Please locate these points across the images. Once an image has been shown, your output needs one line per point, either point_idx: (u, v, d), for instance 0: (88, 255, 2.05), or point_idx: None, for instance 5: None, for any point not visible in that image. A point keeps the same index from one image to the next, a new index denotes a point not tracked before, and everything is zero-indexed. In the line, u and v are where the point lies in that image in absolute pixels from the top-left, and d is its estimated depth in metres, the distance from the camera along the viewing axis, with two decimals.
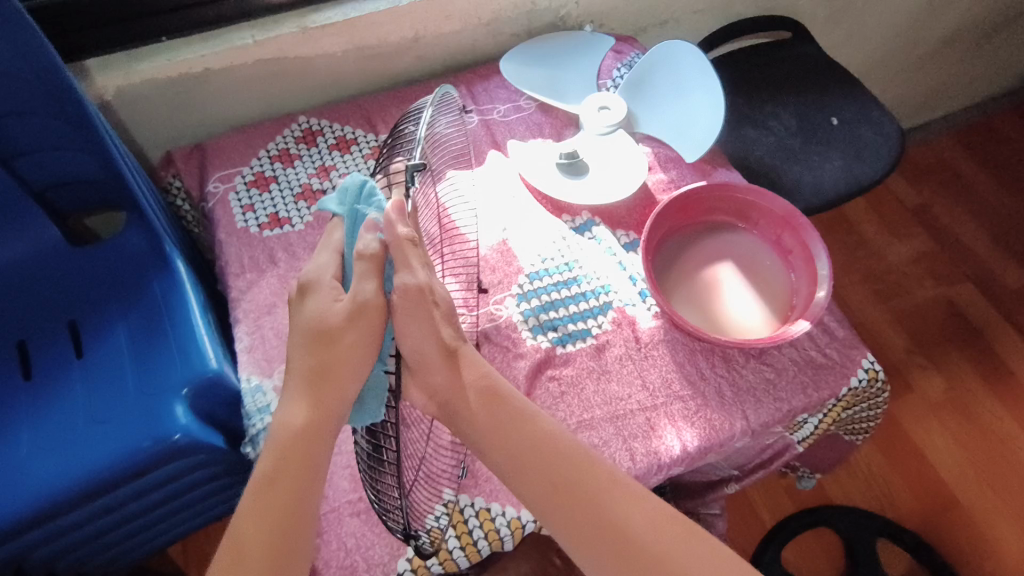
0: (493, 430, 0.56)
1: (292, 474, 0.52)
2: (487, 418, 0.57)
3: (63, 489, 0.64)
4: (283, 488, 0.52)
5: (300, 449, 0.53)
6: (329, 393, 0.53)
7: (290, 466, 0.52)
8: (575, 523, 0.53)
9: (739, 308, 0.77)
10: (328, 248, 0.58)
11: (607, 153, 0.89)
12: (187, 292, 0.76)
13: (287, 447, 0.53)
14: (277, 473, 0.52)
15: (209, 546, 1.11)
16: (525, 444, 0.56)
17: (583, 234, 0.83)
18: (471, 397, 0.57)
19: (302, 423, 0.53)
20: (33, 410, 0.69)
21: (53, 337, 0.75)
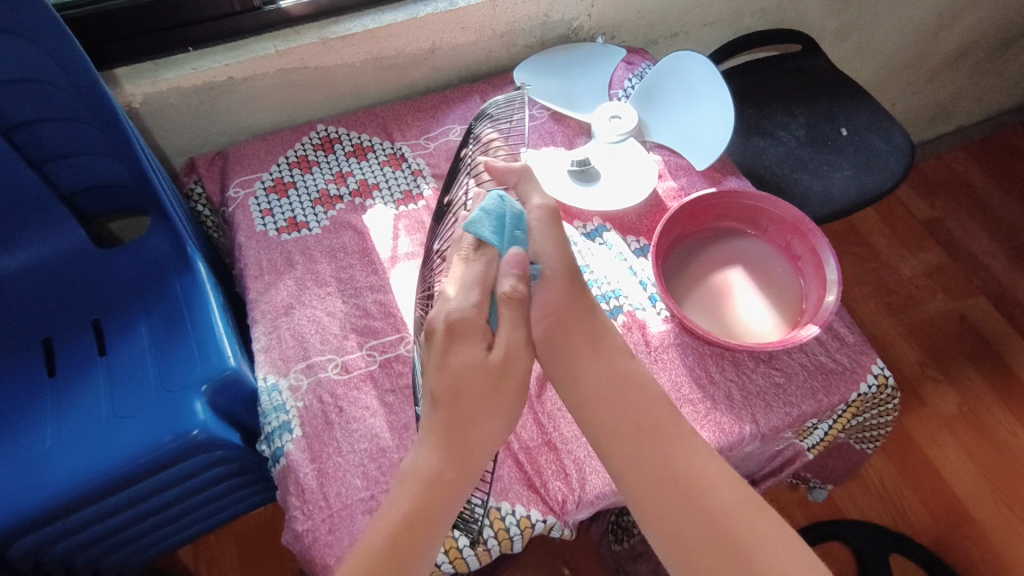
0: (582, 367, 0.64)
1: (432, 497, 0.56)
2: (580, 351, 0.64)
3: (85, 481, 0.66)
4: (421, 513, 0.56)
5: (439, 489, 0.57)
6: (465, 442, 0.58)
7: (422, 503, 0.56)
8: (646, 465, 0.59)
9: (749, 312, 0.78)
10: (472, 287, 0.59)
11: (618, 160, 0.90)
12: (207, 293, 0.78)
13: (426, 484, 0.57)
14: (415, 496, 0.56)
15: (220, 549, 1.12)
16: (608, 391, 0.62)
17: (593, 239, 0.85)
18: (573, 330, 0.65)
19: (431, 471, 0.57)
20: (56, 406, 0.71)
21: (77, 335, 0.77)
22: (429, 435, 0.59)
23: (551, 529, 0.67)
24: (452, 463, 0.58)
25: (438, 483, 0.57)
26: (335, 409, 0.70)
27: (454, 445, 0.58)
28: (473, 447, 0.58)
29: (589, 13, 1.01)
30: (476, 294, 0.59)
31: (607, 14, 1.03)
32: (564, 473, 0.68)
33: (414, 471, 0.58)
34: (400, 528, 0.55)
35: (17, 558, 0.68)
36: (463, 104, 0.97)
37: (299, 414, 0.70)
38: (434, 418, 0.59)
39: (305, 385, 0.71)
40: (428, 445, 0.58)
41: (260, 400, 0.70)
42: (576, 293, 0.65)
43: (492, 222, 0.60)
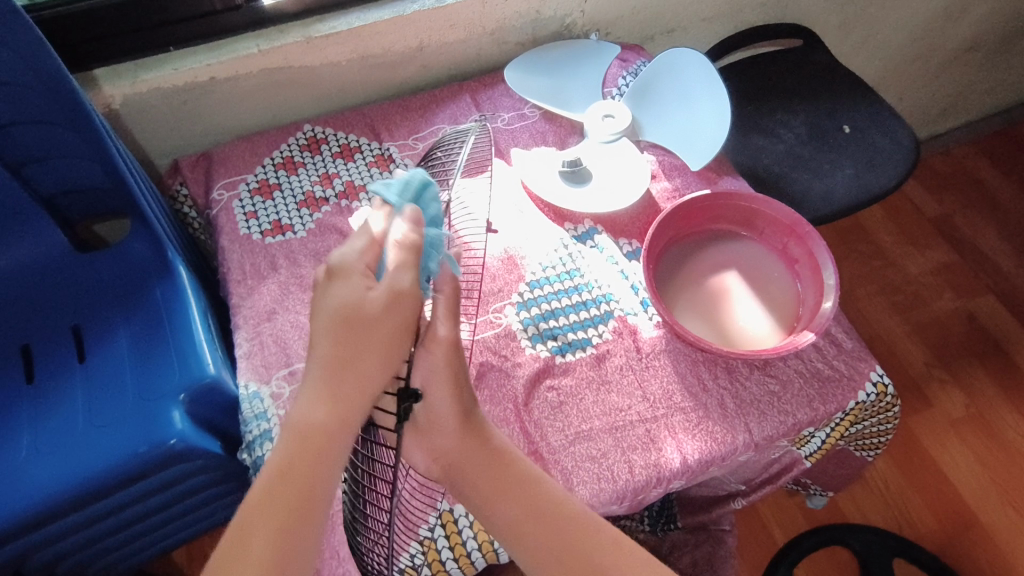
0: (495, 497, 0.56)
1: (312, 456, 0.48)
2: (489, 480, 0.57)
3: (60, 492, 0.64)
4: (295, 485, 0.48)
5: (319, 450, 0.48)
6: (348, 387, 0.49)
7: (303, 461, 0.48)
8: None
9: (745, 317, 0.75)
10: (363, 236, 0.52)
11: (611, 160, 0.88)
12: (188, 298, 0.77)
13: (302, 447, 0.48)
14: (291, 465, 0.48)
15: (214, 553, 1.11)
16: (525, 517, 0.56)
17: (585, 242, 0.82)
18: (469, 464, 0.57)
19: (318, 422, 0.48)
20: (34, 414, 0.70)
21: (57, 341, 0.76)
22: (308, 396, 0.49)
23: None
24: (336, 421, 0.48)
25: (319, 450, 0.48)
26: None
27: (328, 400, 0.48)
28: (343, 394, 0.49)
29: (583, 9, 0.98)
30: (363, 243, 0.52)
31: (601, 10, 1.00)
32: None
33: (288, 434, 0.49)
34: (277, 507, 0.47)
35: None
36: (453, 103, 0.95)
37: (280, 422, 0.68)
38: (315, 382, 0.49)
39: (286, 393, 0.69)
40: (308, 406, 0.49)
41: (241, 408, 0.68)
42: (467, 433, 0.58)
43: (397, 188, 0.56)
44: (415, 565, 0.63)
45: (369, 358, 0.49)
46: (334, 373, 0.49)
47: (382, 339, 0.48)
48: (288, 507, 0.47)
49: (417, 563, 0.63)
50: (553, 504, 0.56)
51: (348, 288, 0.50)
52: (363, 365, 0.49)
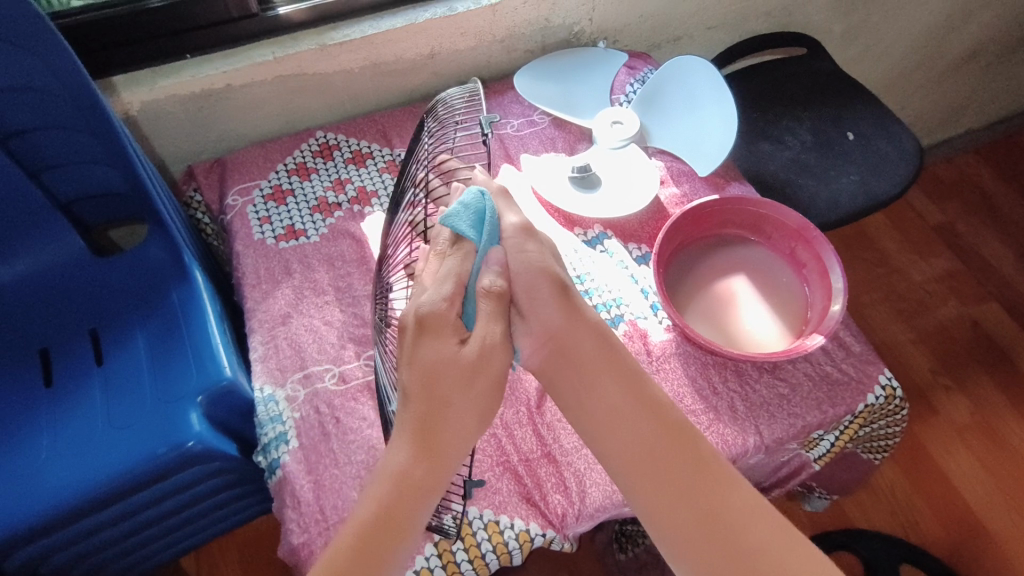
0: (591, 393, 0.55)
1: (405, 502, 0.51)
2: (585, 375, 0.56)
3: (78, 494, 0.65)
4: (386, 529, 0.50)
5: (411, 489, 0.51)
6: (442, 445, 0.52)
7: (400, 505, 0.51)
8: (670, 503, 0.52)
9: (754, 319, 0.76)
10: (449, 279, 0.55)
11: (619, 166, 0.89)
12: (204, 302, 0.78)
13: (396, 494, 0.51)
14: (386, 512, 0.50)
15: (221, 557, 1.11)
16: (625, 412, 0.54)
17: (594, 247, 0.83)
18: (590, 364, 0.56)
19: (406, 467, 0.51)
20: (53, 416, 0.71)
21: (74, 344, 0.77)
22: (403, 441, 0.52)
23: (551, 542, 0.66)
24: (426, 467, 0.51)
25: (403, 492, 0.51)
26: (333, 420, 0.69)
27: (418, 457, 0.51)
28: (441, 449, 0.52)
29: (591, 18, 1.00)
30: (449, 290, 0.54)
31: (609, 18, 1.02)
32: (563, 486, 0.67)
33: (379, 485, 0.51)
34: (371, 538, 0.50)
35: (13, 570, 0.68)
36: None
37: (295, 425, 0.69)
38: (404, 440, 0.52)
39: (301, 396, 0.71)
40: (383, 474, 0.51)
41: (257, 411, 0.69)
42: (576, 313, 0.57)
43: (470, 216, 0.57)
44: (430, 566, 0.63)
45: (466, 407, 0.53)
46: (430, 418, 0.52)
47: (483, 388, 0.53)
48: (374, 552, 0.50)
49: (432, 564, 0.63)
50: (678, 431, 0.54)
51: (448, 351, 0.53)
52: (458, 415, 0.53)
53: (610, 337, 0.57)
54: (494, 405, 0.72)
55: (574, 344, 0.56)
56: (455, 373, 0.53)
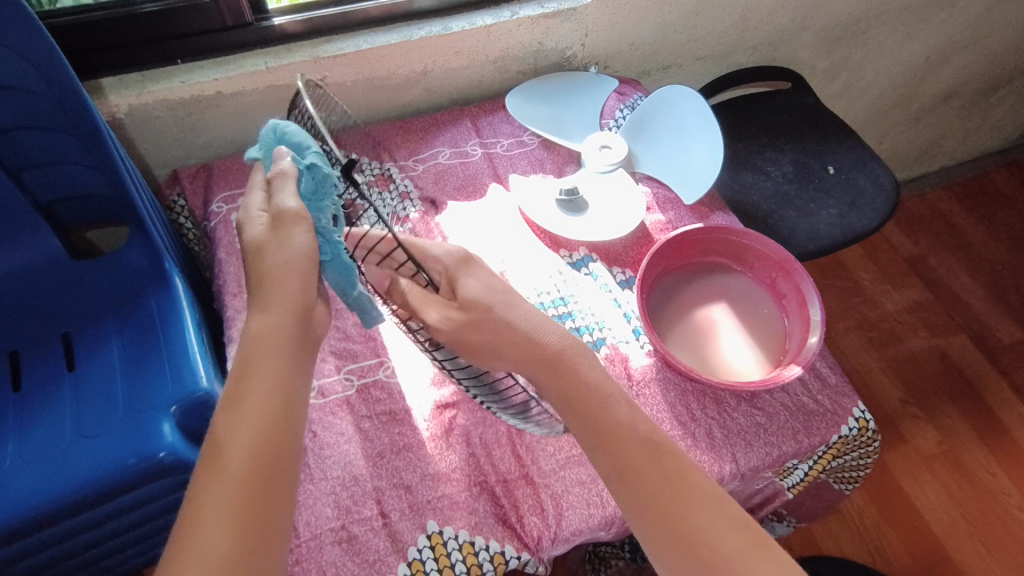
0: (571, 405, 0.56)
1: (264, 379, 0.47)
2: (563, 389, 0.56)
3: (41, 503, 0.63)
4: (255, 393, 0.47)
5: (276, 344, 0.48)
6: (285, 288, 0.49)
7: (266, 359, 0.48)
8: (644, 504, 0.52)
9: (733, 347, 0.77)
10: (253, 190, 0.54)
11: (606, 189, 0.90)
12: (183, 310, 0.76)
13: (258, 350, 0.48)
14: (261, 440, 0.45)
15: None
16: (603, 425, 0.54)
17: (579, 269, 0.84)
18: (555, 366, 0.56)
19: (273, 324, 0.49)
20: (20, 422, 0.69)
21: (46, 349, 0.75)
22: (253, 345, 0.48)
23: (525, 566, 0.66)
24: (281, 316, 0.49)
25: (269, 411, 0.46)
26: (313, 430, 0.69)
27: (271, 355, 0.48)
28: (275, 295, 0.49)
29: (583, 43, 1.02)
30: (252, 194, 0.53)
31: (602, 44, 1.03)
32: (540, 508, 0.67)
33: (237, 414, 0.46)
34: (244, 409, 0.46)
35: None
36: (453, 127, 0.97)
37: None
38: (258, 356, 0.48)
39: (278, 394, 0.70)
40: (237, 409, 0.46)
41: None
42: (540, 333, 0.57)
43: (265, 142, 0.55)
44: None
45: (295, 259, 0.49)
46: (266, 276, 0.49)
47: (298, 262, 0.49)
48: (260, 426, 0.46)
49: None
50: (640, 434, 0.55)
51: (270, 240, 0.50)
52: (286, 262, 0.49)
53: (573, 347, 0.58)
54: (475, 424, 0.72)
55: (539, 360, 0.56)
56: (269, 248, 0.49)
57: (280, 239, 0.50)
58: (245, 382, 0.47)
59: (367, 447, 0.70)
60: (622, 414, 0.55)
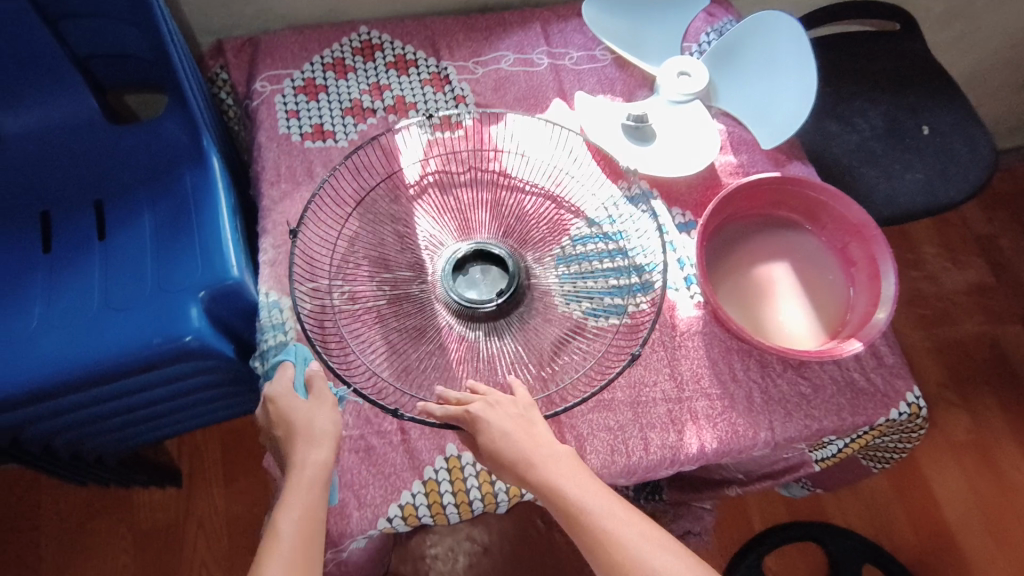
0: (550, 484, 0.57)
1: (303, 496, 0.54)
2: (542, 469, 0.57)
3: (68, 370, 0.63)
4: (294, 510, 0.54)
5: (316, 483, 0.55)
6: (315, 440, 0.57)
7: (308, 483, 0.55)
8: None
9: (791, 309, 0.72)
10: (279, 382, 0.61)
11: (678, 119, 0.82)
12: (218, 192, 0.73)
13: (300, 474, 0.55)
14: (292, 550, 0.52)
15: (202, 443, 1.17)
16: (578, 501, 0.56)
17: (637, 206, 0.78)
18: (529, 452, 0.58)
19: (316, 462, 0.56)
20: (48, 285, 0.68)
21: (78, 212, 0.72)
22: (295, 478, 0.55)
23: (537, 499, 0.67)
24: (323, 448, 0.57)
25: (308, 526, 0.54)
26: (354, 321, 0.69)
27: (309, 485, 0.55)
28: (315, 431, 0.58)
29: None
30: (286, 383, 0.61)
31: None
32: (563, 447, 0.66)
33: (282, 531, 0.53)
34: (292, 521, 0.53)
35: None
36: (521, 30, 0.89)
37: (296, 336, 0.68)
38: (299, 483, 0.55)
39: (332, 284, 0.71)
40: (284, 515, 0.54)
41: (259, 317, 0.69)
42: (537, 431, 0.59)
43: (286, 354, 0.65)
44: (416, 503, 0.64)
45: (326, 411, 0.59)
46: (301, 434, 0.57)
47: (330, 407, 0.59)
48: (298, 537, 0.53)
49: (417, 502, 0.63)
50: (611, 511, 0.56)
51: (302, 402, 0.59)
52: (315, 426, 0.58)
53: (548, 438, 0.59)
54: (507, 351, 0.69)
55: (519, 443, 0.58)
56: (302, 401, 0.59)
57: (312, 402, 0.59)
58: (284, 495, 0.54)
59: (393, 357, 0.68)
60: (593, 491, 0.56)
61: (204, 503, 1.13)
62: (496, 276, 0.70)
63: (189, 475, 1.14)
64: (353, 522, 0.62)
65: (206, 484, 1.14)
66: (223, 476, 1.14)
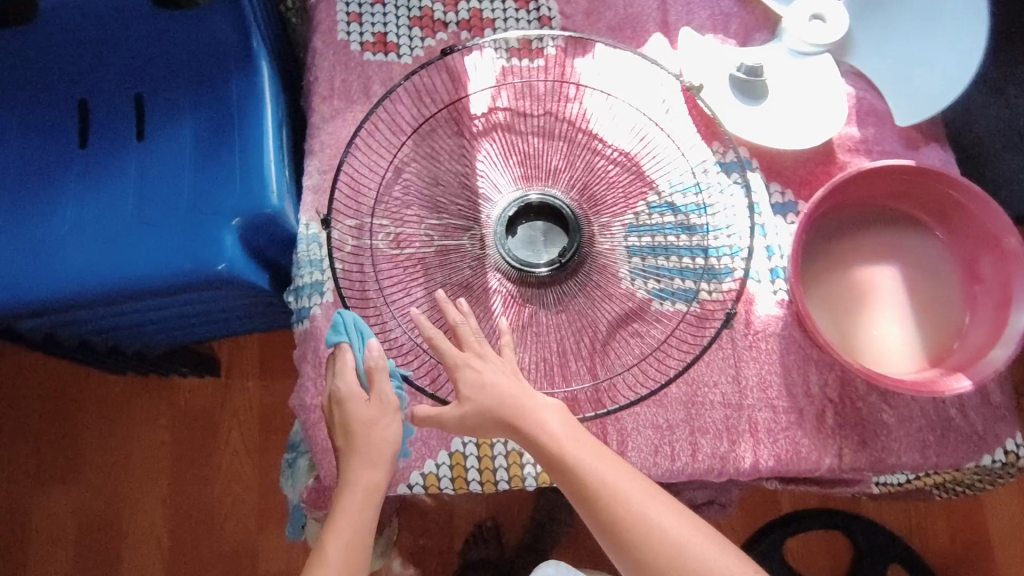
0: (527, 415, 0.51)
1: (356, 515, 0.51)
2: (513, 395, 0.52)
3: (95, 284, 0.59)
4: (345, 525, 0.51)
5: (369, 497, 0.51)
6: (376, 462, 0.52)
7: (362, 503, 0.51)
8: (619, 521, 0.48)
9: (889, 324, 0.63)
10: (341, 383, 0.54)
11: (802, 79, 0.67)
12: (265, 104, 0.65)
13: (360, 499, 0.51)
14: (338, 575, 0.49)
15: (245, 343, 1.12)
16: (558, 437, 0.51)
17: (729, 174, 0.67)
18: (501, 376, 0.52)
19: (376, 481, 0.52)
20: (83, 184, 0.63)
21: (116, 105, 0.66)
22: (349, 495, 0.51)
23: None
24: (379, 466, 0.52)
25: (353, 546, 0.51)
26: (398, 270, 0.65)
27: (360, 507, 0.51)
28: (376, 444, 0.52)
29: None
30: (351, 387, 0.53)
31: None
32: (603, 440, 0.61)
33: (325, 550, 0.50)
34: (347, 540, 0.51)
35: (26, 329, 0.66)
36: None
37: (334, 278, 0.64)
38: (351, 501, 0.51)
39: (377, 224, 0.65)
40: (336, 534, 0.51)
41: (297, 249, 0.64)
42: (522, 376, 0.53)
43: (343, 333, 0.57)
44: (439, 474, 0.61)
45: (388, 426, 0.53)
46: (363, 449, 0.52)
47: (391, 420, 0.53)
48: (350, 559, 0.50)
49: (441, 473, 0.61)
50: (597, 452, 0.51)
51: (367, 408, 0.53)
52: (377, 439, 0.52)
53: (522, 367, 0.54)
54: (555, 324, 0.63)
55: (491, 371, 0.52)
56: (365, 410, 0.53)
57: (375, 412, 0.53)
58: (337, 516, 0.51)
59: (433, 315, 0.64)
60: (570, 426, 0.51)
61: (239, 395, 1.11)
62: (557, 237, 0.62)
63: (227, 366, 1.12)
64: None
65: (242, 374, 1.12)
66: (259, 371, 1.12)
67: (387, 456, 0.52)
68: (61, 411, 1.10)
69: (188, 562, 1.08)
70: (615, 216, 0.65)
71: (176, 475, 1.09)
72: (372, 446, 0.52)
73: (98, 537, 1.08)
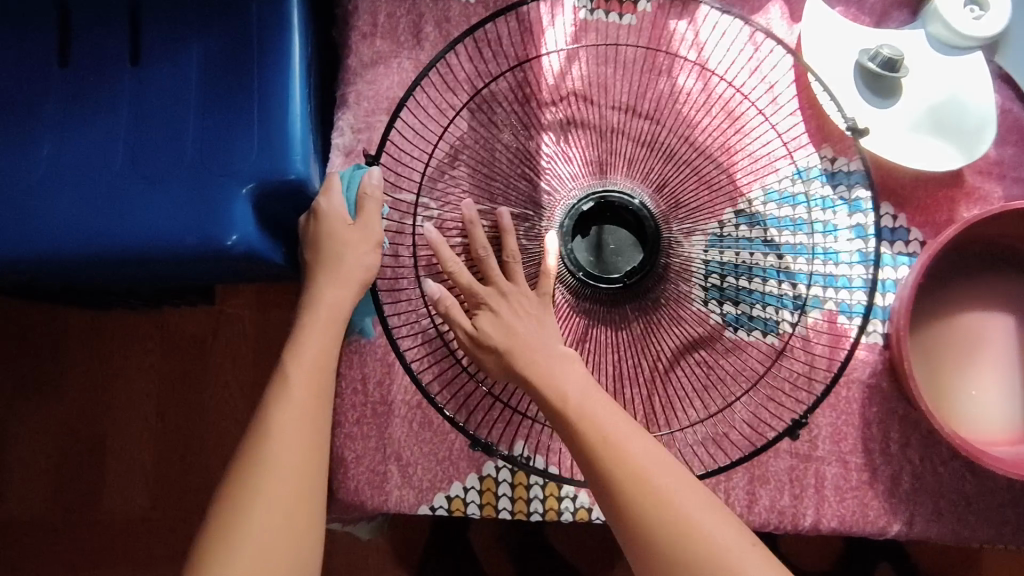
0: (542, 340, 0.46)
1: (322, 340, 0.45)
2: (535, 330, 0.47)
3: (79, 248, 0.49)
4: (306, 366, 0.44)
5: (335, 321, 0.46)
6: (344, 278, 0.47)
7: (326, 337, 0.45)
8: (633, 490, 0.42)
9: (990, 385, 0.55)
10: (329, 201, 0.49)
11: (944, 82, 0.56)
12: (293, 36, 0.52)
13: (323, 325, 0.45)
14: (302, 426, 0.42)
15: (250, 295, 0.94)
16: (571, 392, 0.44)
17: (836, 186, 0.57)
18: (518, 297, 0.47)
19: (344, 300, 0.46)
20: (64, 121, 0.52)
21: (107, 16, 0.53)
22: (309, 316, 0.45)
23: None
24: (350, 290, 0.47)
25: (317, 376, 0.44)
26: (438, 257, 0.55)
27: (328, 324, 0.45)
28: (343, 262, 0.47)
29: None
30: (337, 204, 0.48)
31: None
32: None
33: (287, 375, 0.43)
34: (308, 388, 0.43)
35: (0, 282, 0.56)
36: None
37: None
38: (314, 318, 0.45)
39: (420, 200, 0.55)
40: (299, 356, 0.44)
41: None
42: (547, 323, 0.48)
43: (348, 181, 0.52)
44: (466, 498, 0.55)
45: (359, 244, 0.48)
46: (328, 264, 0.47)
47: (367, 242, 0.48)
48: (313, 401, 0.43)
49: (468, 498, 0.55)
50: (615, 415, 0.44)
51: (347, 228, 0.48)
52: (351, 255, 0.47)
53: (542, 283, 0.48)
54: (612, 342, 0.54)
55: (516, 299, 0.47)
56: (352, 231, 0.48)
57: (354, 229, 0.48)
58: (293, 352, 0.44)
59: None
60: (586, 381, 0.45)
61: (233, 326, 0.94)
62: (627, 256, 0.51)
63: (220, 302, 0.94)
64: (391, 501, 0.55)
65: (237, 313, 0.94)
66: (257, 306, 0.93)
67: (358, 282, 0.47)
68: (27, 324, 0.94)
69: (174, 500, 0.92)
70: (700, 222, 0.55)
71: (163, 407, 0.93)
72: (346, 260, 0.47)
73: (72, 465, 0.93)
